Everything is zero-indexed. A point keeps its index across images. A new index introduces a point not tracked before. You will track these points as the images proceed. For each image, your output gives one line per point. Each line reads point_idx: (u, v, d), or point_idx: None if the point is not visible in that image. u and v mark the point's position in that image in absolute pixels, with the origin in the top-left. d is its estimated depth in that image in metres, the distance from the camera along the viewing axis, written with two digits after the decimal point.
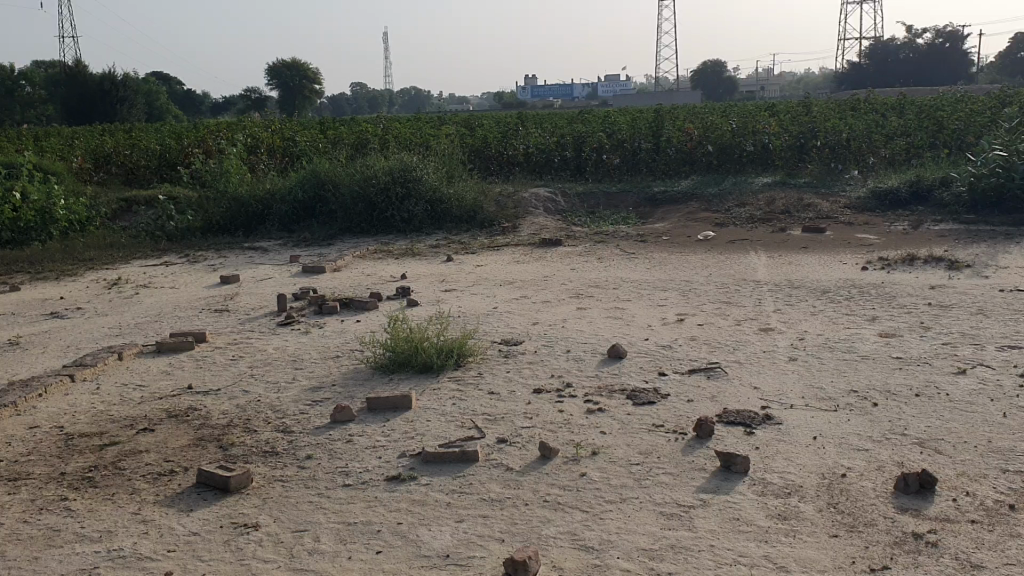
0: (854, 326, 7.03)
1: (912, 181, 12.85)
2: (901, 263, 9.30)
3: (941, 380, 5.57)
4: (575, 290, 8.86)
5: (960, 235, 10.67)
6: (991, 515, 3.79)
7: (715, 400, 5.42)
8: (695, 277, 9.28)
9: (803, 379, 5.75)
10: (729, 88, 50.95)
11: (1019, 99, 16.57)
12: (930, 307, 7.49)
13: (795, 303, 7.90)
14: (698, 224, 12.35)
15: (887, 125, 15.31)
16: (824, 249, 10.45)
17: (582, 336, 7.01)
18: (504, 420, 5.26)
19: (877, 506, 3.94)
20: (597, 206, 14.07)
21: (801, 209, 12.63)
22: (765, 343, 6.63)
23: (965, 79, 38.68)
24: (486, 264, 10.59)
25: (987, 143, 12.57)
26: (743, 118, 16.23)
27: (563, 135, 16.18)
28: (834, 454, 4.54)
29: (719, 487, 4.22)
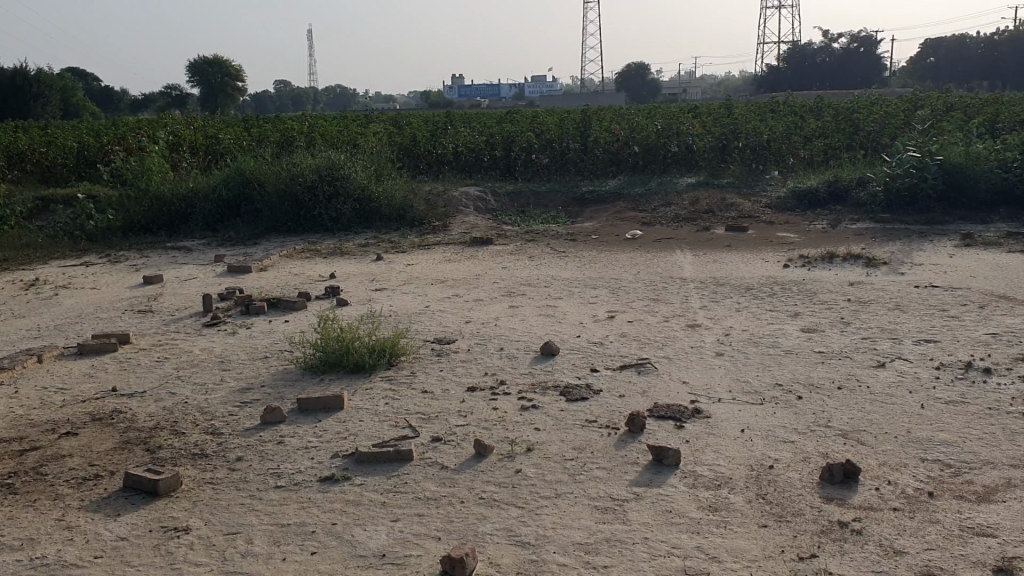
0: (778, 322, 7.20)
1: (830, 181, 13.20)
2: (822, 260, 9.55)
3: (862, 373, 5.75)
4: (506, 288, 8.89)
5: (876, 233, 11.01)
6: (911, 502, 3.93)
7: (646, 395, 5.50)
8: (624, 275, 9.39)
9: (731, 374, 5.87)
10: (653, 90, 51.75)
11: (931, 102, 17.18)
12: (850, 302, 7.71)
13: (720, 300, 8.05)
14: (626, 223, 12.50)
15: (807, 126, 15.70)
16: (747, 247, 10.67)
17: (514, 334, 7.04)
18: (438, 419, 5.25)
19: (804, 496, 4.05)
20: (526, 206, 14.13)
21: (725, 209, 12.87)
22: (693, 339, 6.75)
23: (878, 81, 40.53)
24: (416, 262, 10.54)
25: (902, 144, 12.98)
26: (668, 119, 16.48)
27: (492, 134, 16.20)
28: (762, 446, 4.65)
29: (651, 480, 4.29)
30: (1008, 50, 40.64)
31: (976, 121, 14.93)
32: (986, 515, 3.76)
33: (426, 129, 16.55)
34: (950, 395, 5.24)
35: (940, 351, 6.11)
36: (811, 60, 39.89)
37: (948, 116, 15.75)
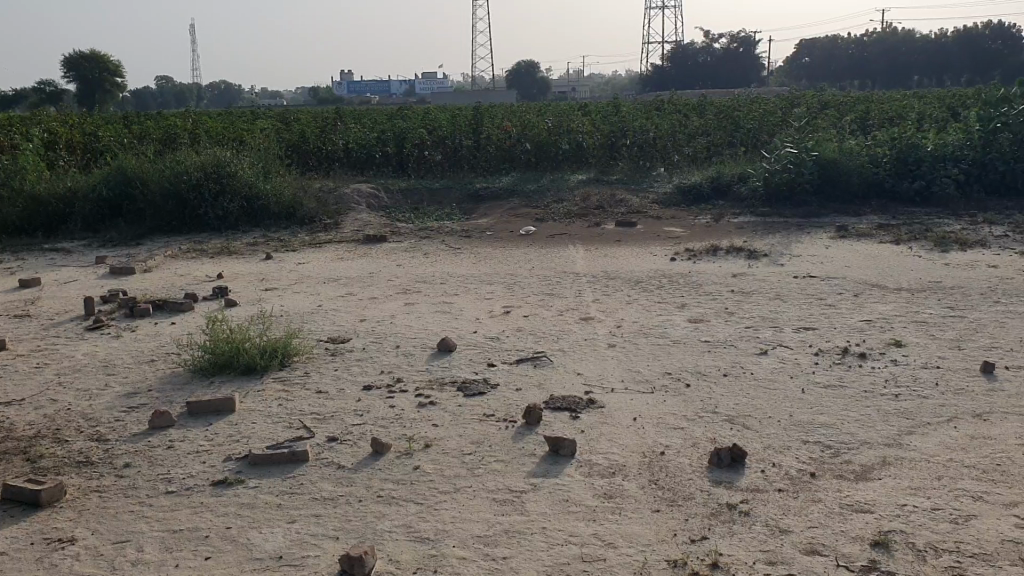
0: (667, 313, 7.41)
1: (714, 177, 13.62)
2: (707, 253, 9.85)
3: (746, 361, 5.96)
4: (400, 286, 8.86)
5: (757, 227, 11.41)
6: (795, 482, 4.10)
7: (542, 388, 5.57)
8: (518, 271, 9.48)
9: (623, 364, 6.00)
10: (543, 89, 52.26)
11: (806, 100, 17.92)
12: (734, 293, 7.99)
13: (612, 293, 8.21)
14: (519, 220, 12.60)
15: (690, 125, 16.19)
16: (637, 242, 10.91)
17: (409, 331, 7.02)
18: (333, 419, 5.20)
19: (694, 480, 4.18)
20: (419, 203, 14.09)
21: (615, 205, 13.12)
22: (586, 331, 6.87)
23: (756, 82, 41.91)
24: (308, 261, 10.39)
25: (780, 142, 13.50)
26: (558, 117, 16.70)
27: (383, 131, 16.08)
28: (654, 433, 4.78)
29: (548, 471, 4.35)
30: (875, 51, 42.74)
31: (847, 119, 15.65)
32: (863, 492, 3.95)
33: (315, 126, 16.31)
34: (828, 379, 5.50)
35: (818, 337, 6.39)
36: (694, 60, 41.02)
37: (822, 115, 16.45)
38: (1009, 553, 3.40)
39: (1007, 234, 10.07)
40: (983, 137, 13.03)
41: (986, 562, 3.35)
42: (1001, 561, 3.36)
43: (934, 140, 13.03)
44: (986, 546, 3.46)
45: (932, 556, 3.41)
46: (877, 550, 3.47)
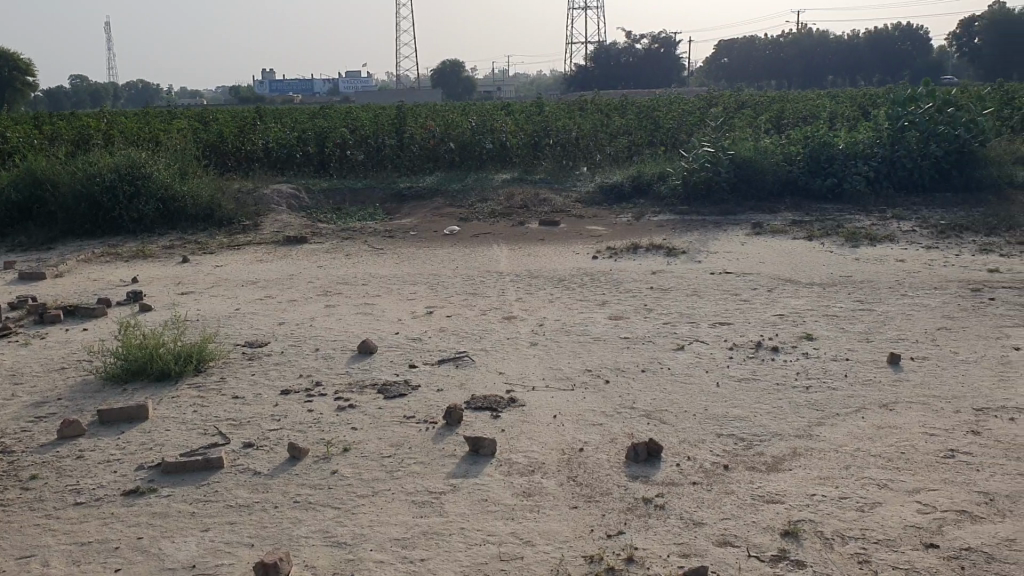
0: (588, 310, 7.48)
1: (635, 177, 13.80)
2: (627, 251, 9.97)
3: (663, 356, 6.05)
4: (321, 288, 8.76)
5: (677, 224, 11.61)
6: (709, 475, 4.18)
7: (463, 388, 5.57)
8: (441, 271, 9.46)
9: (543, 363, 6.03)
10: (468, 88, 52.12)
11: (724, 100, 18.28)
12: (653, 290, 8.10)
13: (535, 292, 8.25)
14: (442, 220, 12.57)
15: (612, 124, 16.36)
16: (559, 240, 11.00)
17: (329, 333, 6.96)
18: (250, 424, 5.12)
19: (611, 476, 4.23)
20: (342, 203, 13.96)
21: (539, 204, 13.18)
22: (508, 330, 6.90)
23: (677, 82, 42.54)
24: (227, 263, 10.21)
25: (699, 141, 13.73)
26: (482, 116, 16.71)
27: (304, 130, 15.87)
28: (573, 430, 4.82)
29: (468, 471, 4.35)
30: (791, 51, 43.86)
31: (763, 117, 15.99)
32: (775, 484, 4.04)
33: (234, 125, 16.01)
34: (742, 373, 5.61)
35: (733, 332, 6.52)
36: (617, 60, 41.44)
37: (739, 114, 16.78)
38: (911, 538, 3.52)
39: (914, 229, 10.41)
40: (892, 134, 13.44)
41: (890, 548, 3.45)
42: (904, 546, 3.46)
43: (846, 137, 13.41)
44: (889, 532, 3.57)
45: (839, 544, 3.50)
46: (786, 539, 3.55)
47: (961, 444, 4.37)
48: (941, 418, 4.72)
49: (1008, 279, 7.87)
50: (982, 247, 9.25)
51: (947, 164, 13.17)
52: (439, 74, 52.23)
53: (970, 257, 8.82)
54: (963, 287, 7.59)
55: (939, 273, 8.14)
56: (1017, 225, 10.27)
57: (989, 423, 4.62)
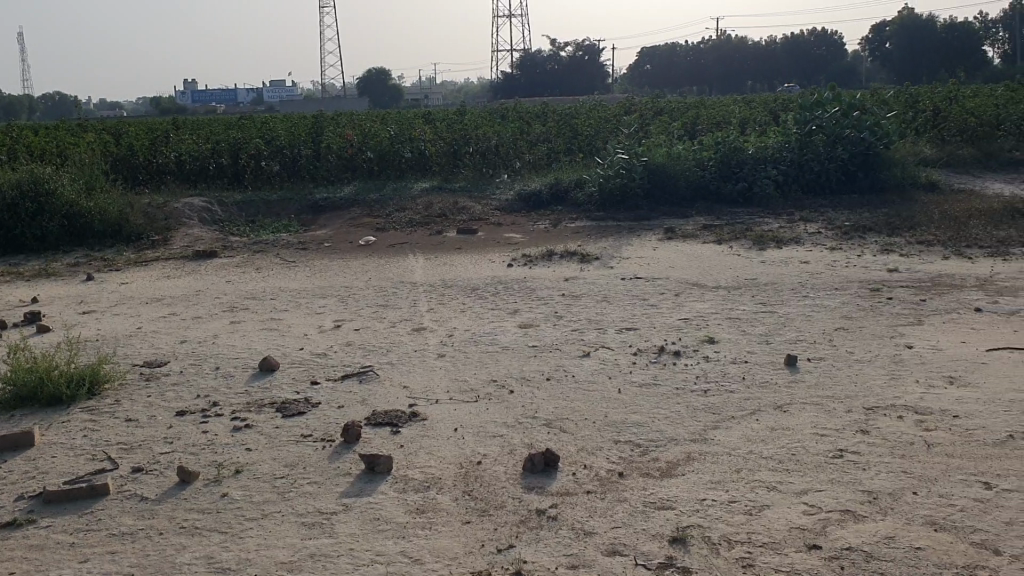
0: (498, 319, 7.45)
1: (552, 184, 13.84)
2: (542, 259, 9.97)
3: (568, 364, 6.06)
4: (228, 304, 8.56)
5: (592, 231, 11.68)
6: (604, 483, 4.18)
7: (365, 403, 5.48)
8: (353, 283, 9.34)
9: (449, 375, 5.97)
10: (394, 98, 51.56)
11: (642, 107, 18.49)
12: (564, 297, 8.12)
13: (446, 302, 8.20)
14: (359, 230, 12.43)
15: (531, 132, 16.41)
16: (476, 249, 10.96)
17: (233, 351, 6.80)
18: (141, 448, 4.96)
19: (506, 488, 4.19)
20: (256, 215, 13.71)
21: (457, 212, 13.13)
22: (416, 342, 6.83)
23: (601, 88, 42.90)
24: (133, 281, 9.93)
25: (614, 147, 13.85)
26: (400, 125, 16.59)
27: (217, 142, 15.56)
28: (472, 443, 4.77)
29: (362, 489, 4.27)
30: (711, 57, 44.61)
31: (677, 124, 16.21)
32: (667, 489, 4.06)
33: (145, 137, 15.63)
34: (644, 378, 5.64)
35: (638, 338, 6.56)
36: (542, 68, 41.59)
37: (655, 122, 16.97)
38: (795, 540, 3.56)
39: (820, 230, 10.63)
40: (800, 137, 13.73)
41: (774, 551, 3.49)
42: (787, 548, 3.50)
43: (755, 143, 13.67)
44: (775, 535, 3.60)
45: (725, 548, 3.52)
46: (675, 546, 3.56)
47: (849, 443, 4.45)
48: (833, 418, 4.80)
49: (907, 278, 8.07)
50: (884, 247, 9.49)
51: (853, 165, 13.51)
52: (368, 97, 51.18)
53: (871, 257, 9.05)
54: (863, 287, 7.76)
55: (841, 274, 8.32)
56: (918, 225, 10.57)
57: (878, 422, 4.72)
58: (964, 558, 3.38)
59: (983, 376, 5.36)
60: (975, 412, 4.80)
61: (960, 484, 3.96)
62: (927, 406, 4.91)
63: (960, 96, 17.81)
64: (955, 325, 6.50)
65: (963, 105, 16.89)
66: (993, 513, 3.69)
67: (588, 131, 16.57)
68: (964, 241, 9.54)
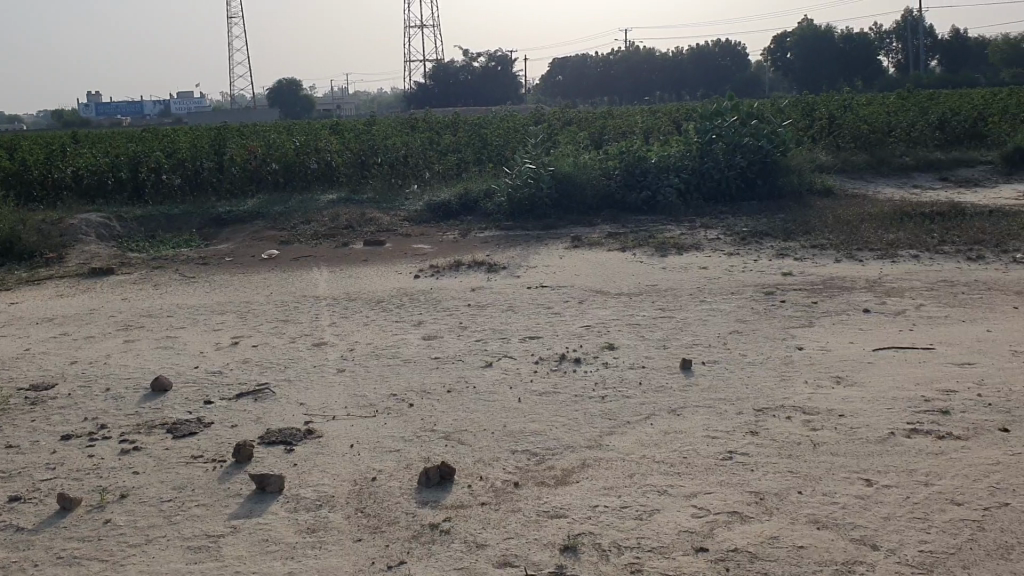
0: (401, 331, 7.38)
1: (461, 194, 13.81)
2: (448, 269, 9.94)
3: (470, 375, 6.03)
4: (123, 322, 8.29)
5: (499, 240, 11.70)
6: (499, 494, 4.16)
7: (260, 421, 5.37)
8: (254, 298, 9.16)
9: (348, 390, 5.87)
10: (306, 108, 50.78)
11: (550, 117, 18.64)
12: (469, 307, 8.10)
13: (349, 316, 8.09)
14: (263, 243, 12.20)
15: (440, 142, 16.38)
16: (382, 260, 10.87)
17: (125, 371, 6.58)
18: (21, 476, 4.75)
19: (400, 504, 4.14)
20: (156, 230, 13.34)
21: (364, 223, 13.00)
22: (316, 357, 6.72)
23: (514, 99, 43.15)
24: (23, 300, 9.54)
25: (521, 157, 13.91)
26: (306, 135, 16.36)
27: (116, 155, 15.08)
28: (368, 459, 4.70)
29: (251, 510, 4.17)
30: (621, 68, 45.34)
31: (584, 134, 16.38)
32: (561, 498, 4.06)
33: (39, 151, 15.06)
34: (544, 387, 5.66)
35: (539, 346, 6.58)
36: (455, 78, 41.61)
37: (562, 131, 17.12)
38: (682, 543, 3.60)
39: (720, 237, 10.86)
40: (701, 145, 14.01)
41: (663, 555, 3.52)
42: (675, 552, 3.54)
43: (659, 151, 13.89)
44: (664, 539, 3.64)
45: (615, 554, 3.55)
46: (565, 555, 3.57)
47: (739, 445, 4.53)
48: (724, 420, 4.89)
49: (800, 282, 8.30)
50: (780, 252, 9.73)
51: (752, 173, 13.84)
52: (280, 107, 50.32)
53: (767, 262, 9.28)
54: (758, 291, 7.96)
55: (739, 279, 8.50)
56: (813, 230, 10.89)
57: (768, 423, 4.82)
58: (844, 554, 3.47)
59: (868, 375, 5.53)
60: (859, 410, 4.94)
61: (843, 482, 4.07)
62: (815, 406, 5.04)
63: (854, 103, 18.45)
64: (843, 326, 6.70)
65: (856, 113, 17.49)
66: (872, 510, 3.80)
67: (496, 140, 16.61)
68: (856, 245, 9.86)
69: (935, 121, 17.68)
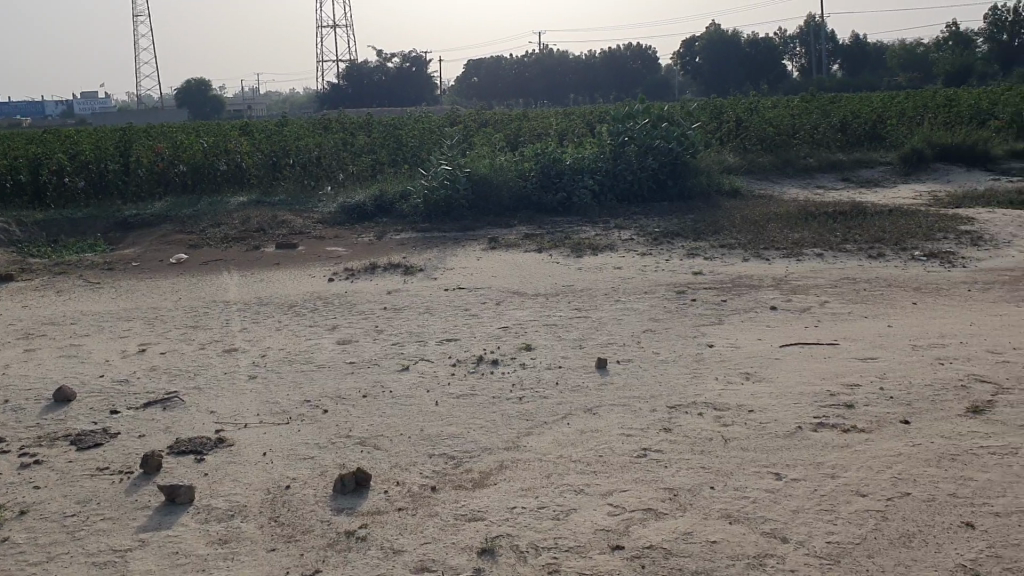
0: (315, 336, 7.27)
1: (376, 196, 13.69)
2: (363, 272, 9.83)
3: (386, 379, 5.97)
4: (22, 331, 7.96)
5: (415, 242, 11.63)
6: (416, 499, 4.13)
7: (169, 431, 5.22)
8: (163, 303, 8.91)
9: (260, 398, 5.75)
10: (216, 108, 49.50)
11: (464, 119, 18.62)
12: (384, 311, 8.03)
13: (261, 321, 7.93)
14: (172, 247, 11.88)
15: (354, 143, 16.20)
16: (294, 264, 10.69)
17: (25, 382, 6.33)
18: None
19: (315, 512, 4.07)
20: (58, 235, 12.87)
21: (276, 226, 12.78)
22: (227, 364, 6.57)
23: (429, 99, 43.02)
24: None
25: (436, 159, 13.86)
26: (215, 136, 15.99)
27: (13, 157, 14.49)
28: (281, 467, 4.61)
29: (160, 523, 4.05)
30: (535, 70, 45.31)
31: (499, 136, 16.42)
32: (478, 500, 4.05)
33: None
34: (460, 389, 5.64)
35: (456, 349, 6.55)
36: (370, 79, 41.19)
37: (477, 133, 17.12)
38: (599, 542, 3.63)
39: (633, 237, 11.00)
40: (614, 147, 14.18)
41: (580, 555, 3.54)
42: (591, 551, 3.56)
43: (573, 153, 14.01)
44: (580, 538, 3.66)
45: (532, 556, 3.55)
46: (483, 558, 3.56)
47: (653, 442, 4.59)
48: (638, 418, 4.95)
49: (711, 280, 8.46)
50: (690, 252, 9.91)
51: (664, 174, 14.07)
52: (188, 107, 49.10)
53: (678, 262, 9.43)
54: (670, 290, 8.08)
55: (652, 278, 8.62)
56: (722, 230, 11.12)
57: (681, 420, 4.90)
58: (755, 548, 3.54)
59: (776, 371, 5.67)
60: (768, 406, 5.06)
61: (754, 477, 4.16)
62: (725, 402, 5.14)
63: (761, 107, 18.92)
64: (751, 323, 6.85)
65: (763, 116, 17.95)
66: (781, 503, 3.89)
67: (411, 142, 16.51)
68: (763, 244, 10.10)
69: (837, 123, 18.26)
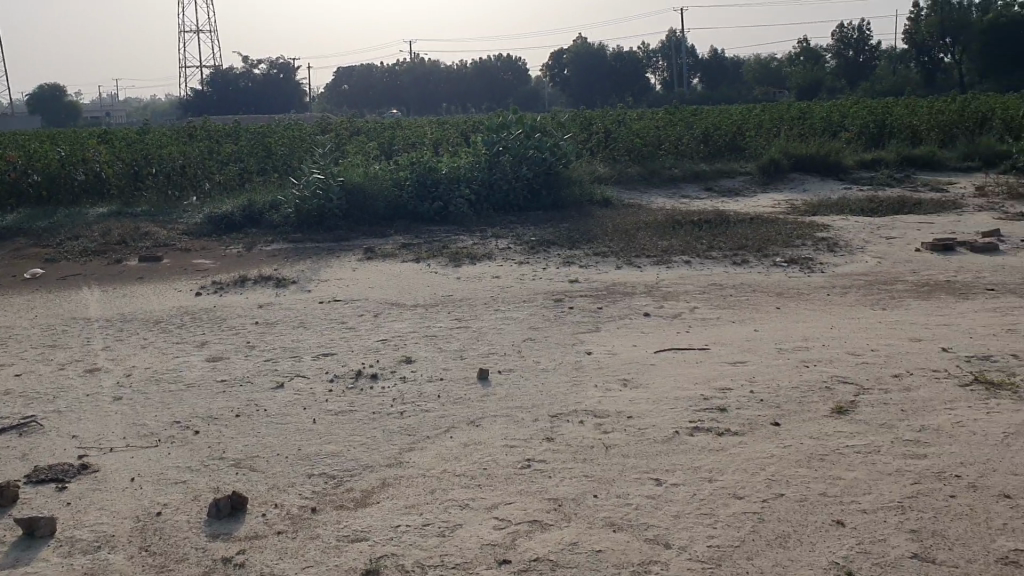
0: (183, 354, 6.99)
1: (245, 205, 13.30)
2: (233, 286, 9.52)
3: (260, 397, 5.78)
4: None
5: (288, 253, 11.36)
6: (295, 522, 4.01)
7: (25, 459, 4.90)
8: (16, 322, 8.38)
9: (126, 420, 5.47)
10: (72, 115, 47.29)
11: (335, 127, 18.35)
12: (256, 325, 7.80)
13: (125, 339, 7.56)
14: (25, 262, 11.23)
15: (220, 152, 15.71)
16: (159, 278, 10.26)
17: None
18: None
19: (188, 539, 3.90)
20: None
21: (140, 238, 12.25)
22: (89, 385, 6.22)
23: (298, 108, 42.39)
24: None
25: (307, 168, 13.58)
26: (71, 145, 15.22)
27: None
28: (151, 493, 4.39)
29: (17, 559, 3.78)
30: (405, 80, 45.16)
31: (372, 145, 16.24)
32: (361, 521, 3.96)
33: None
34: (339, 406, 5.51)
35: (333, 364, 6.41)
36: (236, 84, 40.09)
37: (349, 142, 16.89)
38: (485, 557, 3.60)
39: (510, 246, 11.06)
40: (488, 157, 14.23)
41: (467, 571, 3.51)
42: (479, 566, 3.53)
43: (447, 163, 13.99)
44: (466, 554, 3.63)
45: None
46: None
47: (536, 452, 4.60)
48: (520, 429, 4.96)
49: (586, 288, 8.59)
50: (566, 260, 10.02)
51: (537, 184, 14.22)
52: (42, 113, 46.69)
53: (554, 270, 9.53)
54: (548, 298, 8.15)
55: (529, 287, 8.68)
56: (595, 238, 11.32)
57: (562, 428, 4.93)
58: (640, 555, 3.59)
59: (652, 377, 5.78)
60: (646, 411, 5.15)
61: (635, 483, 4.22)
62: (604, 409, 5.21)
63: (629, 118, 19.38)
64: (626, 330, 6.97)
65: (630, 128, 18.41)
66: (663, 508, 3.96)
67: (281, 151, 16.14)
68: (634, 252, 10.33)
69: (700, 135, 18.90)
